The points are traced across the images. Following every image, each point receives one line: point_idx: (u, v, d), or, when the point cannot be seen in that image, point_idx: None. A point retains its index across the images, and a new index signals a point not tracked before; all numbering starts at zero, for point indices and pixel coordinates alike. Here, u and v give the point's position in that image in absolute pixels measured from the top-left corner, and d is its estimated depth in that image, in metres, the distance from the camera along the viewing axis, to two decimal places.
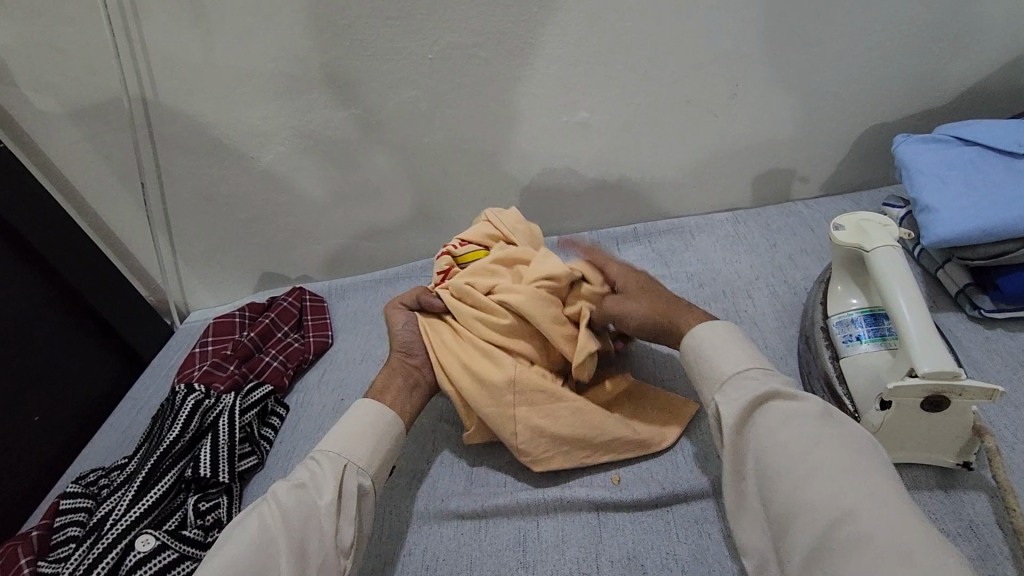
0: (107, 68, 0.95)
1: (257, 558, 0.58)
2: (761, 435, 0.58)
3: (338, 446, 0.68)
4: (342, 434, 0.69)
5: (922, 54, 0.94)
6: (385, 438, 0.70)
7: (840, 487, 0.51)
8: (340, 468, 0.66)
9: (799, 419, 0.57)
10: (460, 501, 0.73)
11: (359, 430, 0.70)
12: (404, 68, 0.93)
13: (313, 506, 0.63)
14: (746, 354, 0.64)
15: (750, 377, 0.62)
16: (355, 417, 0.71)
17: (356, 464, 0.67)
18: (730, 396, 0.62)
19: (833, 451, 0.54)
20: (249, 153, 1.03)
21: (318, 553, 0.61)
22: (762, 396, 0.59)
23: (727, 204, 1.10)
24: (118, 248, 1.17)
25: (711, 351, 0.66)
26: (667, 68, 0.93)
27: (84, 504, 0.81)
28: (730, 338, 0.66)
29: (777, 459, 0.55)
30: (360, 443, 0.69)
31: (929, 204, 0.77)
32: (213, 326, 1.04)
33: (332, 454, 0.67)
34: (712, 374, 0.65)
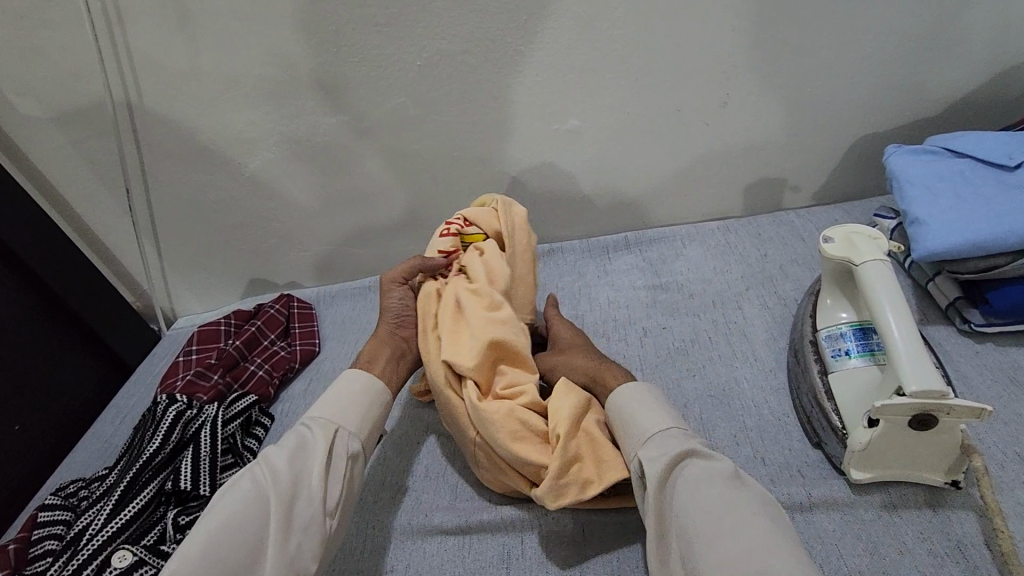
0: (91, 72, 0.93)
1: (245, 525, 0.57)
2: (677, 494, 0.57)
3: (326, 411, 0.69)
4: (330, 401, 0.70)
5: (915, 64, 0.93)
6: (374, 404, 0.71)
7: (742, 562, 0.49)
8: (331, 430, 0.66)
9: (709, 486, 0.56)
10: (444, 516, 0.72)
11: (347, 396, 0.70)
12: (393, 74, 0.92)
13: (304, 467, 0.63)
14: (658, 412, 0.65)
15: (665, 437, 0.63)
16: (344, 385, 0.71)
17: (347, 428, 0.68)
18: (653, 451, 0.62)
19: (748, 523, 0.52)
20: (236, 158, 1.02)
21: (309, 510, 0.61)
22: (677, 454, 0.59)
23: (718, 212, 1.09)
24: (103, 253, 1.16)
25: (630, 412, 0.66)
26: (658, 76, 0.92)
27: (63, 516, 0.80)
28: (644, 397, 0.67)
29: (689, 520, 0.54)
30: (351, 410, 0.69)
31: (919, 216, 0.76)
32: (198, 334, 1.03)
33: (322, 418, 0.67)
34: (632, 429, 0.65)
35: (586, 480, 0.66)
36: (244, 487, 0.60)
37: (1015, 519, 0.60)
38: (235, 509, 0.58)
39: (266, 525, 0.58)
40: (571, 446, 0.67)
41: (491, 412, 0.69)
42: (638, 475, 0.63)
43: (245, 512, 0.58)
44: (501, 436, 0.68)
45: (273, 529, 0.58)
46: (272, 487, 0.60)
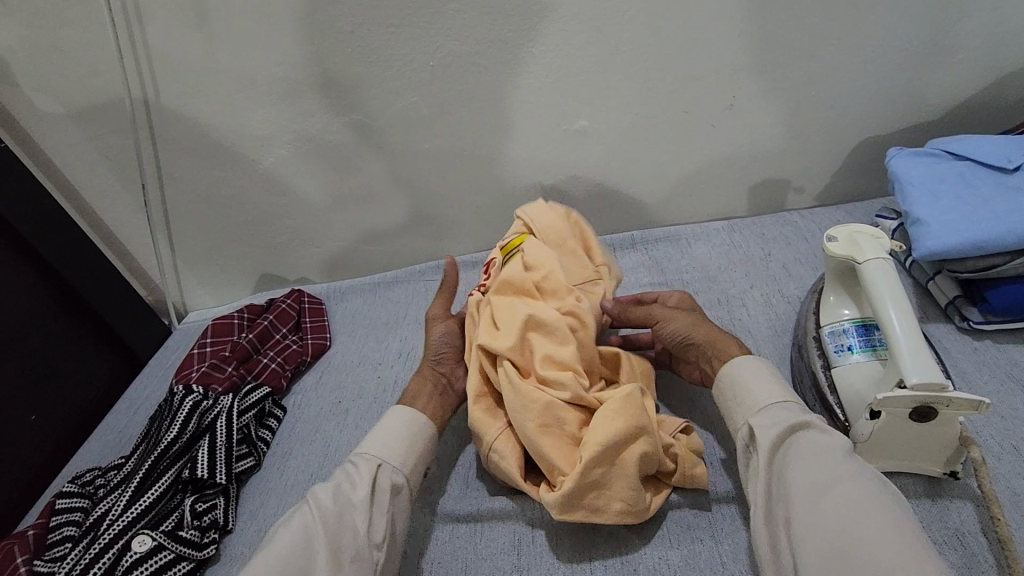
0: (109, 70, 0.95)
1: (293, 562, 0.59)
2: (792, 461, 0.59)
3: (377, 447, 0.70)
4: (382, 437, 0.71)
5: (915, 69, 0.95)
6: (419, 438, 0.72)
7: (850, 524, 0.51)
8: (376, 469, 0.68)
9: (830, 454, 0.58)
10: (456, 504, 0.74)
11: (399, 432, 0.72)
12: (405, 75, 0.94)
13: (350, 506, 0.65)
14: (778, 387, 0.67)
15: (783, 407, 0.64)
16: (395, 420, 0.73)
17: (392, 465, 0.69)
18: (765, 420, 0.64)
19: (858, 490, 0.54)
20: (250, 156, 1.04)
21: (352, 551, 0.62)
22: (794, 424, 0.61)
23: (723, 212, 1.11)
24: (117, 248, 1.18)
25: (747, 385, 0.67)
26: (665, 79, 0.94)
27: (80, 504, 0.82)
28: (764, 370, 0.68)
29: (805, 489, 0.56)
30: (396, 443, 0.71)
31: (920, 217, 0.78)
32: (212, 327, 1.05)
33: (372, 455, 0.69)
34: (745, 399, 0.67)
35: (600, 487, 0.66)
36: (294, 524, 0.62)
37: (1011, 509, 0.62)
38: (285, 546, 0.59)
39: (315, 564, 0.60)
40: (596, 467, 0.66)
41: (521, 411, 0.70)
42: (746, 439, 0.65)
43: (295, 550, 0.59)
44: (527, 424, 0.70)
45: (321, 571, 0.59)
46: (320, 524, 0.62)
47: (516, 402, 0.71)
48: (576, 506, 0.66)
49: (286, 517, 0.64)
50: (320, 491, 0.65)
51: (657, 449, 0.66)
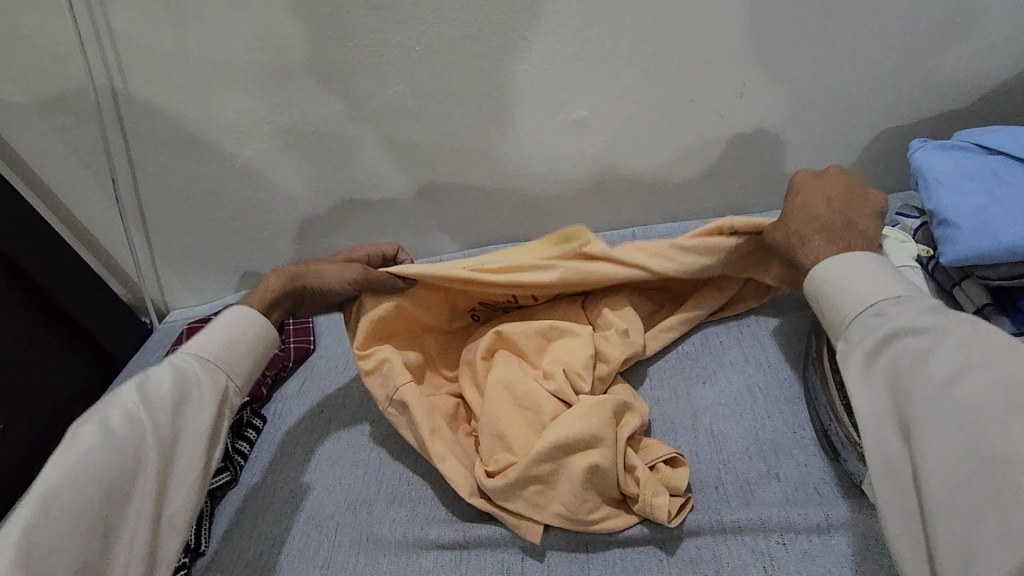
0: (71, 56, 0.89)
1: (120, 468, 0.62)
2: (898, 375, 0.54)
3: (219, 356, 0.71)
4: (223, 344, 0.72)
5: (942, 54, 0.88)
6: (259, 343, 0.74)
7: (983, 425, 0.47)
8: (219, 381, 0.70)
9: (939, 349, 0.52)
10: (441, 529, 0.69)
11: (241, 341, 0.73)
12: (389, 61, 0.87)
13: (184, 419, 0.68)
14: (879, 284, 0.59)
15: (877, 313, 0.58)
16: (241, 329, 0.73)
17: (234, 381, 0.72)
18: (852, 340, 0.58)
19: (984, 387, 0.49)
20: (227, 149, 0.97)
21: (190, 463, 0.66)
22: (889, 334, 0.56)
23: (730, 208, 1.05)
24: (92, 245, 1.12)
25: (847, 278, 0.61)
26: (670, 63, 0.87)
27: None
28: (859, 262, 0.61)
29: (928, 392, 0.51)
30: (236, 356, 0.72)
31: (947, 217, 0.72)
32: (187, 331, 0.99)
33: (212, 365, 0.70)
34: (834, 307, 0.61)
35: (542, 484, 0.66)
36: (119, 425, 0.64)
37: None
38: (106, 447, 0.62)
39: (139, 466, 0.64)
40: (542, 462, 0.65)
41: (494, 388, 0.73)
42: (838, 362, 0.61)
43: (112, 454, 0.62)
44: (500, 401, 0.72)
45: (148, 472, 0.64)
46: (155, 440, 0.65)
47: (497, 386, 0.73)
48: (515, 493, 0.66)
49: (102, 410, 0.65)
50: (154, 395, 0.67)
51: (613, 465, 0.64)
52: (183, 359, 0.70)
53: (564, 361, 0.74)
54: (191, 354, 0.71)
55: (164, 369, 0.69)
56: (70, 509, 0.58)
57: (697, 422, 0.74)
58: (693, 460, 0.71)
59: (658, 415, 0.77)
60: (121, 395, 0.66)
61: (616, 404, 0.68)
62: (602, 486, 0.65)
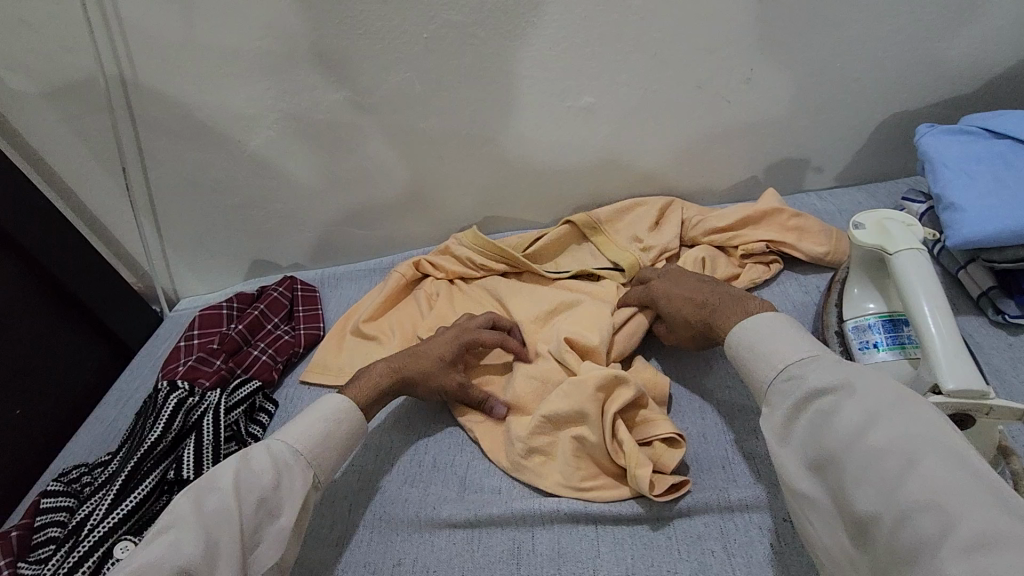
0: (82, 45, 0.89)
1: (202, 562, 0.56)
2: (810, 437, 0.54)
3: (309, 448, 0.65)
4: (312, 435, 0.67)
5: (949, 37, 0.88)
6: (337, 440, 0.68)
7: (891, 480, 0.47)
8: (308, 478, 0.64)
9: (845, 407, 0.52)
10: (452, 509, 0.70)
11: (331, 434, 0.68)
12: (397, 48, 0.87)
13: (269, 516, 0.61)
14: (793, 340, 0.59)
15: (789, 377, 0.57)
16: (335, 421, 0.69)
17: (319, 476, 0.66)
18: (775, 403, 0.57)
19: (885, 438, 0.49)
20: (236, 137, 0.98)
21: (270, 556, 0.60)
22: (802, 398, 0.55)
23: (736, 194, 1.06)
24: (103, 233, 1.13)
25: (763, 341, 0.60)
26: (679, 48, 0.87)
27: (65, 503, 0.79)
28: (780, 324, 0.61)
29: (838, 442, 0.51)
30: (319, 447, 0.66)
31: (953, 201, 0.72)
32: (199, 318, 1.00)
33: (302, 459, 0.65)
34: (755, 365, 0.60)
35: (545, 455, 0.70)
36: (207, 514, 0.58)
37: None
38: (198, 539, 0.56)
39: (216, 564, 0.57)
40: (539, 434, 0.70)
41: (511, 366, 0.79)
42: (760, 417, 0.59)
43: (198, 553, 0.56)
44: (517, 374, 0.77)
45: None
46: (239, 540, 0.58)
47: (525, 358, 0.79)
48: (521, 465, 0.71)
49: (200, 494, 0.60)
50: (247, 488, 0.61)
51: (600, 439, 0.67)
52: (274, 447, 0.64)
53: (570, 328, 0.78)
54: (282, 443, 0.65)
55: (261, 456, 0.63)
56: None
57: (704, 404, 0.76)
58: (700, 441, 0.72)
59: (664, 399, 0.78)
60: (218, 478, 0.61)
61: (604, 380, 0.68)
62: (596, 456, 0.68)
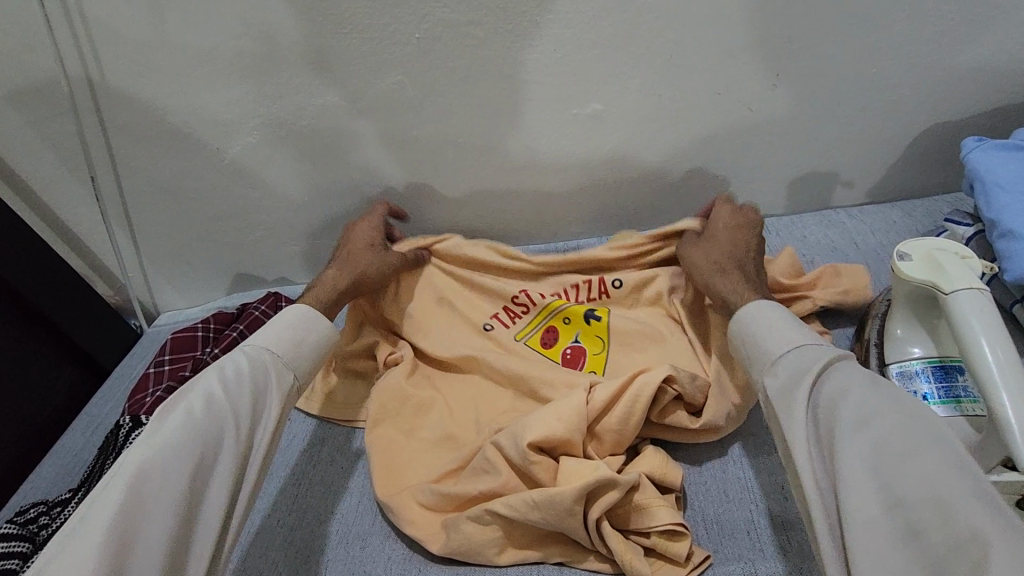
0: (42, 43, 0.81)
1: None
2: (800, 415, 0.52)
3: (287, 351, 0.68)
4: (290, 341, 0.69)
5: (1002, 42, 0.79)
6: (310, 342, 0.71)
7: (888, 468, 0.44)
8: (286, 379, 0.67)
9: (850, 392, 0.50)
10: (441, 574, 0.62)
11: (307, 339, 0.71)
12: (386, 48, 0.79)
13: (259, 410, 0.64)
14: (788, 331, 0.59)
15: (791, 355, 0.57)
16: (307, 329, 0.71)
17: (299, 376, 0.69)
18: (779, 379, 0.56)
19: (886, 428, 0.46)
20: (213, 144, 0.90)
21: (260, 446, 0.63)
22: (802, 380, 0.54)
23: (757, 210, 0.98)
24: (75, 244, 1.06)
25: (757, 333, 0.61)
26: (699, 50, 0.79)
27: (18, 548, 0.72)
28: (774, 316, 0.62)
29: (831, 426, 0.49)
30: (292, 348, 0.69)
31: (1012, 229, 0.64)
32: (171, 340, 0.93)
33: (279, 360, 0.67)
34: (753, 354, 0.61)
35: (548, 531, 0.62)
36: (203, 412, 0.59)
37: None
38: (190, 437, 0.57)
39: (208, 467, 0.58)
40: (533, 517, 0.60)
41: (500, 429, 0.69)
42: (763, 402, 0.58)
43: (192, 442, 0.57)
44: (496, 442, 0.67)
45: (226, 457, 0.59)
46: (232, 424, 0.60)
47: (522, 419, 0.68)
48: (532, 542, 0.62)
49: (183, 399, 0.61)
50: (231, 385, 0.63)
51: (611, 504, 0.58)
52: (251, 350, 0.67)
53: (533, 427, 0.63)
54: (259, 347, 0.67)
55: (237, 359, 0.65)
56: (152, 503, 0.53)
57: (725, 454, 0.67)
58: (722, 499, 0.64)
59: (680, 447, 0.69)
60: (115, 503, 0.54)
61: (585, 486, 0.57)
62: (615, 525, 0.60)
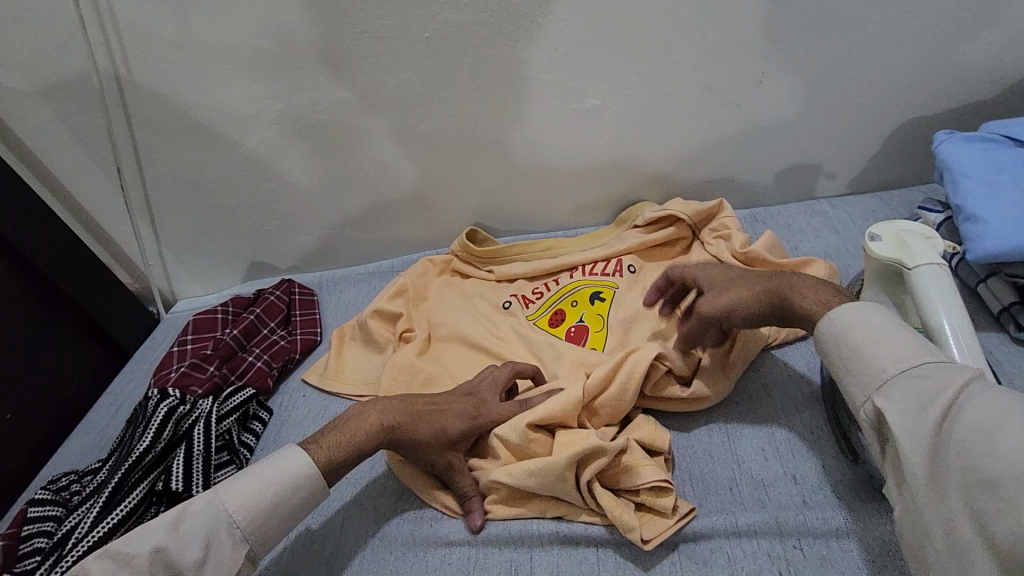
0: (75, 42, 0.87)
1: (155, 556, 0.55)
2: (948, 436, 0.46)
3: (251, 519, 0.59)
4: (262, 498, 0.60)
5: (971, 42, 0.85)
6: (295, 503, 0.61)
7: None
8: (240, 553, 0.58)
9: (1010, 427, 0.43)
10: (449, 527, 0.68)
11: (278, 506, 0.60)
12: (398, 47, 0.85)
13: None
14: (908, 347, 0.52)
15: (916, 376, 0.50)
16: (293, 488, 0.61)
17: (257, 550, 0.60)
18: (896, 400, 0.50)
19: None
20: (232, 137, 0.96)
21: None
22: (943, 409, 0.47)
23: (745, 200, 1.03)
24: (98, 233, 1.11)
25: (867, 342, 0.54)
26: (689, 49, 0.84)
27: (53, 512, 0.77)
28: (887, 325, 0.54)
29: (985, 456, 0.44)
30: (263, 515, 0.59)
31: (975, 213, 0.69)
32: (193, 322, 0.98)
33: (237, 533, 0.58)
34: (863, 367, 0.53)
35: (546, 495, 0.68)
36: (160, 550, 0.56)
37: None
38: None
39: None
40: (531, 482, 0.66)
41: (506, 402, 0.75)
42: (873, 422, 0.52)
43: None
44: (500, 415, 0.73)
45: None
46: None
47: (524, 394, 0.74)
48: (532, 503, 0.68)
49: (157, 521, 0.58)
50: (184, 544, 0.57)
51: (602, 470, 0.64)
52: (217, 519, 0.58)
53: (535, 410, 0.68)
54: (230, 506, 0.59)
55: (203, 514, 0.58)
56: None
57: (711, 420, 0.73)
58: (707, 459, 0.69)
59: (670, 414, 0.75)
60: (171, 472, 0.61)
61: (578, 453, 0.63)
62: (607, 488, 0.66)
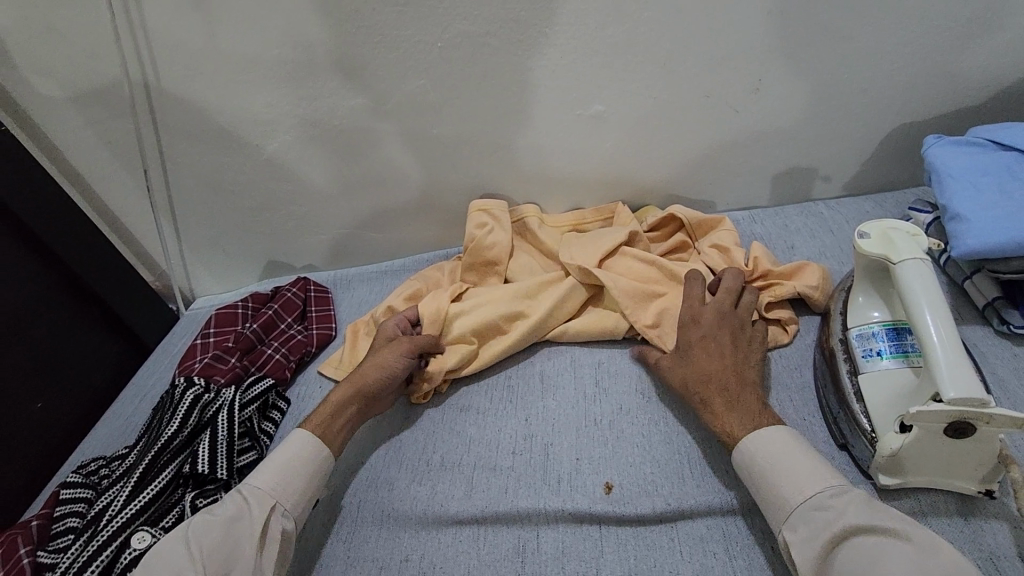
0: (108, 51, 0.92)
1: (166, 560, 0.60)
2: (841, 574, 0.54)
3: (269, 484, 0.69)
4: (274, 472, 0.70)
5: (961, 51, 0.89)
6: (305, 469, 0.71)
7: None
8: (267, 506, 0.67)
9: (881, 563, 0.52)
10: (460, 506, 0.72)
11: (292, 466, 0.71)
12: (411, 56, 0.89)
13: (233, 549, 0.64)
14: (810, 474, 0.61)
15: (822, 507, 0.58)
16: (297, 454, 0.72)
17: (282, 505, 0.68)
18: (801, 532, 0.58)
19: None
20: (253, 141, 1.00)
21: None
22: (841, 534, 0.55)
23: (745, 202, 1.07)
24: (123, 233, 1.16)
25: (771, 469, 0.63)
26: (690, 57, 0.88)
27: (84, 495, 0.81)
28: (787, 448, 0.63)
29: None
30: (286, 483, 0.70)
31: (959, 213, 0.73)
32: (215, 316, 1.03)
33: (259, 491, 0.68)
34: (774, 496, 0.62)
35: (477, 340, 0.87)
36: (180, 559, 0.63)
37: None
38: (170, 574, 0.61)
39: None
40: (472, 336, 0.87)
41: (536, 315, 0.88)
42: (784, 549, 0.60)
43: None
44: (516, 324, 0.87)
45: None
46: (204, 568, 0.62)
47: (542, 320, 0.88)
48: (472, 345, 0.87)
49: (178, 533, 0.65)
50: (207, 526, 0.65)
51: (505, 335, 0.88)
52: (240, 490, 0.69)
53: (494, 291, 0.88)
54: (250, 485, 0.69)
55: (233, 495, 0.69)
56: None
57: None
58: (704, 444, 0.73)
59: (672, 401, 0.78)
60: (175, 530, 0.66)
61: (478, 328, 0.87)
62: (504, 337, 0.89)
